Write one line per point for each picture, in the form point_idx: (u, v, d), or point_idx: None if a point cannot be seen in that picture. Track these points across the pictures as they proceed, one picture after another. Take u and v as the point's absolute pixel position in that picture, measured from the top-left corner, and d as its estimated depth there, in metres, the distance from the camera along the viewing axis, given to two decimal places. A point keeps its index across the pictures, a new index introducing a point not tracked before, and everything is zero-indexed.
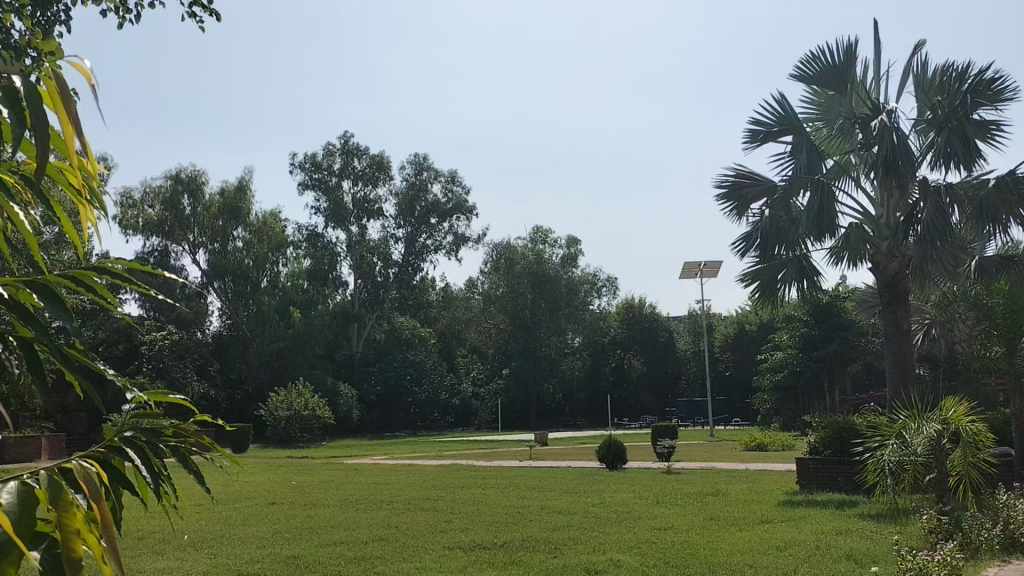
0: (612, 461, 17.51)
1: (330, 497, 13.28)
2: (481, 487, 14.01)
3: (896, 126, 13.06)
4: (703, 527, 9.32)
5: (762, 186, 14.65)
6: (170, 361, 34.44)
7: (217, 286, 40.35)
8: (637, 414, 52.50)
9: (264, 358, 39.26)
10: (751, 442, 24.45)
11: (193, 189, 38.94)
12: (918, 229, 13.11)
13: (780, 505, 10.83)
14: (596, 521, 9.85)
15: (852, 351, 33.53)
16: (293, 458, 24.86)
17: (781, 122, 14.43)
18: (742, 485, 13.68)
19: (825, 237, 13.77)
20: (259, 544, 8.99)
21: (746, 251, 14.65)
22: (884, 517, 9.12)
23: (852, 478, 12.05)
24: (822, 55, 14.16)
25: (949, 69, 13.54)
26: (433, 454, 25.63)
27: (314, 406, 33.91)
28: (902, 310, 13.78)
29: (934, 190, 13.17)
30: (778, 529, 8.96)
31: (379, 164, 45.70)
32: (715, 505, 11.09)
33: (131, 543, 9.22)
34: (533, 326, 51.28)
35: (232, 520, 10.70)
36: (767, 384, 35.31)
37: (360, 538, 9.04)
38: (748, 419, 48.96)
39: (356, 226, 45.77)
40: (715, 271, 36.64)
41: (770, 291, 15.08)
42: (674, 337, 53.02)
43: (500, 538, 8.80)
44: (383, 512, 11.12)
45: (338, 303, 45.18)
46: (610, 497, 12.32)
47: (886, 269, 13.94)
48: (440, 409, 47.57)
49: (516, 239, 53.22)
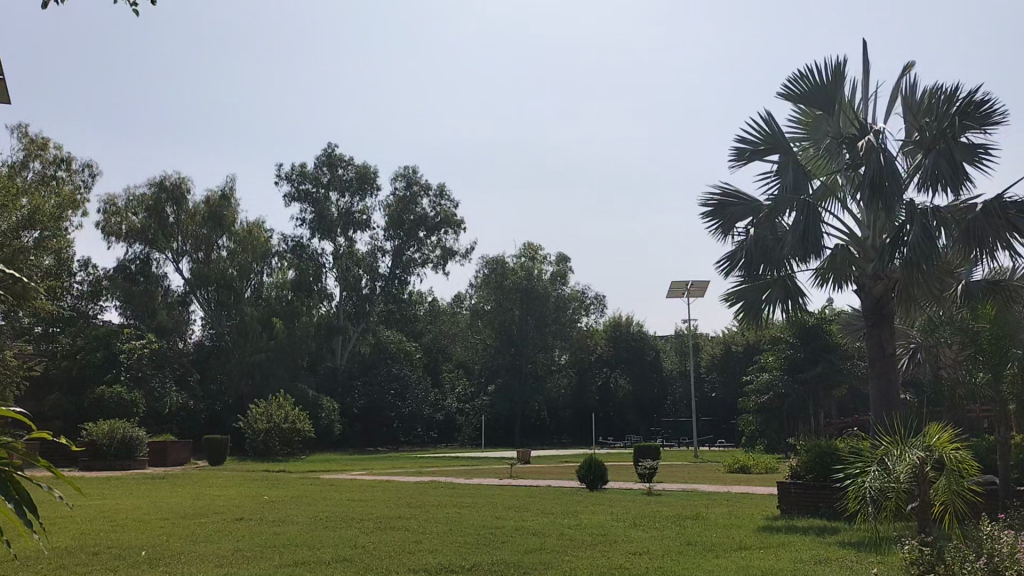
0: (593, 482, 17.18)
1: (300, 513, 12.97)
2: (457, 506, 13.69)
3: (883, 148, 12.95)
4: (680, 553, 9.04)
5: (748, 205, 14.47)
6: (149, 370, 33.76)
7: (200, 296, 40.24)
8: (622, 433, 52.09)
9: (245, 369, 38.65)
10: (735, 464, 24.21)
11: (177, 197, 38.53)
12: (904, 251, 12.97)
13: (760, 531, 10.59)
14: (568, 544, 9.58)
15: (839, 374, 33.35)
16: (270, 472, 24.48)
17: (767, 141, 14.29)
18: (723, 508, 13.40)
19: (811, 258, 13.59)
20: (216, 562, 8.66)
21: (730, 271, 14.47)
22: (865, 547, 8.86)
23: (833, 504, 11.74)
24: (810, 74, 14.04)
25: (937, 91, 13.45)
26: (413, 470, 25.26)
27: (293, 418, 33.39)
28: (886, 333, 13.60)
29: (920, 213, 13.04)
30: (756, 557, 8.68)
31: (364, 175, 45.48)
32: (694, 530, 10.82)
33: (83, 558, 8.83)
34: (520, 343, 51.03)
35: (195, 537, 10.37)
36: (752, 405, 35.13)
37: (324, 558, 8.72)
38: (733, 441, 48.85)
39: (343, 239, 45.31)
40: (702, 291, 36.51)
41: (754, 311, 14.88)
42: (661, 356, 52.59)
43: (468, 560, 8.51)
44: (353, 530, 10.80)
45: (323, 315, 44.36)
46: (587, 518, 12.01)
47: (871, 291, 13.78)
48: (423, 425, 47.11)
49: (505, 255, 53.01)
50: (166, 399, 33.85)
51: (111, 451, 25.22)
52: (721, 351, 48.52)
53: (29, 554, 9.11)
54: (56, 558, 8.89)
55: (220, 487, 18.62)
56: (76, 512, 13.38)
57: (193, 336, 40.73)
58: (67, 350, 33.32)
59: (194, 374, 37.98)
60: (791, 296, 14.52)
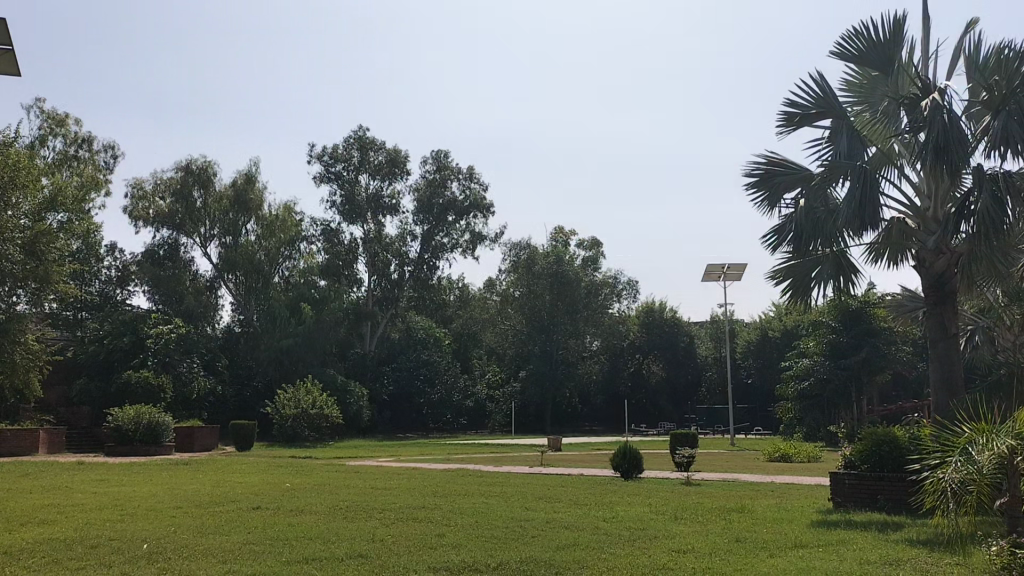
0: (627, 471, 16.33)
1: (319, 502, 12.31)
2: (485, 495, 12.98)
3: (948, 107, 11.79)
4: (728, 551, 8.11)
5: (796, 175, 13.46)
6: (176, 355, 33.29)
7: (229, 280, 39.87)
8: (655, 420, 51.50)
9: (273, 355, 38.29)
10: (776, 454, 23.22)
11: (203, 181, 38.10)
12: (971, 222, 11.84)
13: (814, 526, 9.66)
14: (605, 540, 8.75)
15: (883, 359, 31.99)
16: (295, 458, 23.97)
17: (819, 104, 13.24)
18: (769, 500, 12.48)
19: (867, 230, 12.49)
20: (221, 557, 7.93)
21: (778, 245, 13.46)
22: (937, 547, 7.91)
23: (893, 496, 10.77)
24: (866, 30, 12.99)
25: (1005, 48, 12.31)
26: (440, 457, 24.59)
27: (321, 404, 32.90)
28: (949, 311, 12.51)
29: (990, 178, 11.83)
30: (815, 557, 7.77)
31: (395, 159, 44.85)
32: (741, 524, 9.91)
33: (79, 552, 8.19)
34: (552, 328, 50.14)
35: (205, 528, 9.70)
36: (791, 392, 33.87)
37: (336, 554, 7.96)
38: (769, 428, 47.62)
39: (373, 222, 44.66)
40: (738, 274, 35.33)
41: (801, 290, 13.89)
42: (695, 343, 51.49)
43: (496, 558, 7.67)
44: (372, 522, 10.09)
45: (352, 301, 44.03)
46: (623, 510, 11.19)
47: (932, 267, 12.64)
48: (453, 411, 46.30)
49: (537, 241, 52.17)
50: (193, 384, 33.32)
51: (137, 436, 24.85)
52: (758, 336, 47.33)
53: (24, 548, 8.47)
54: (50, 552, 8.24)
55: (241, 474, 18.02)
56: (88, 499, 12.80)
57: (222, 322, 40.38)
58: (94, 335, 32.96)
59: (222, 360, 37.28)
60: (842, 274, 13.55)
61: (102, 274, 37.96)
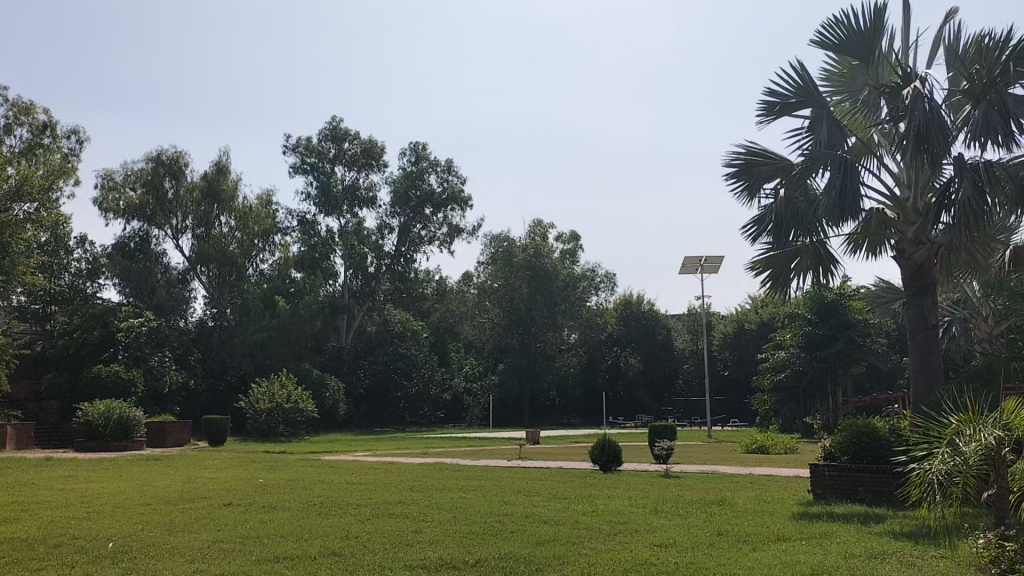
0: (606, 464, 16.18)
1: (292, 498, 12.02)
2: (462, 490, 12.77)
3: (929, 96, 11.68)
4: (710, 545, 7.95)
5: (776, 164, 13.34)
6: (147, 350, 32.68)
7: (201, 273, 39.35)
8: (633, 412, 51.66)
9: (247, 349, 37.78)
10: (753, 444, 23.28)
11: (175, 171, 37.36)
12: (951, 213, 11.75)
13: (796, 518, 9.55)
14: (585, 535, 8.56)
15: (859, 351, 32.16)
16: (269, 453, 23.61)
17: (799, 94, 13.12)
18: (749, 493, 12.37)
19: (847, 220, 12.38)
20: (191, 556, 7.65)
21: (757, 236, 13.37)
22: (921, 540, 7.79)
23: (874, 488, 10.69)
24: (846, 18, 12.87)
25: (986, 38, 12.26)
26: (418, 451, 24.36)
27: (296, 399, 32.46)
28: (929, 303, 12.47)
29: (971, 168, 11.73)
30: (799, 550, 7.63)
31: (369, 150, 44.40)
32: (723, 517, 9.78)
33: (40, 552, 7.85)
34: (529, 320, 50.00)
35: (173, 526, 9.38)
36: (767, 384, 34.01)
37: (309, 552, 7.71)
38: (745, 420, 47.93)
39: (349, 215, 44.17)
40: (716, 267, 35.35)
41: (781, 281, 13.83)
42: (672, 335, 51.64)
43: (475, 555, 7.46)
44: (347, 518, 9.84)
45: (328, 294, 43.61)
46: (603, 504, 11.03)
47: (911, 258, 12.58)
48: (430, 405, 46.02)
49: (514, 233, 52.01)
50: (165, 379, 32.75)
51: (108, 431, 24.30)
52: (734, 328, 47.49)
53: None
54: (9, 552, 7.89)
55: (214, 469, 17.67)
56: (53, 497, 12.42)
57: (194, 315, 39.80)
58: (63, 329, 32.27)
59: (194, 354, 36.78)
60: (821, 265, 13.52)
61: (72, 267, 37.28)
